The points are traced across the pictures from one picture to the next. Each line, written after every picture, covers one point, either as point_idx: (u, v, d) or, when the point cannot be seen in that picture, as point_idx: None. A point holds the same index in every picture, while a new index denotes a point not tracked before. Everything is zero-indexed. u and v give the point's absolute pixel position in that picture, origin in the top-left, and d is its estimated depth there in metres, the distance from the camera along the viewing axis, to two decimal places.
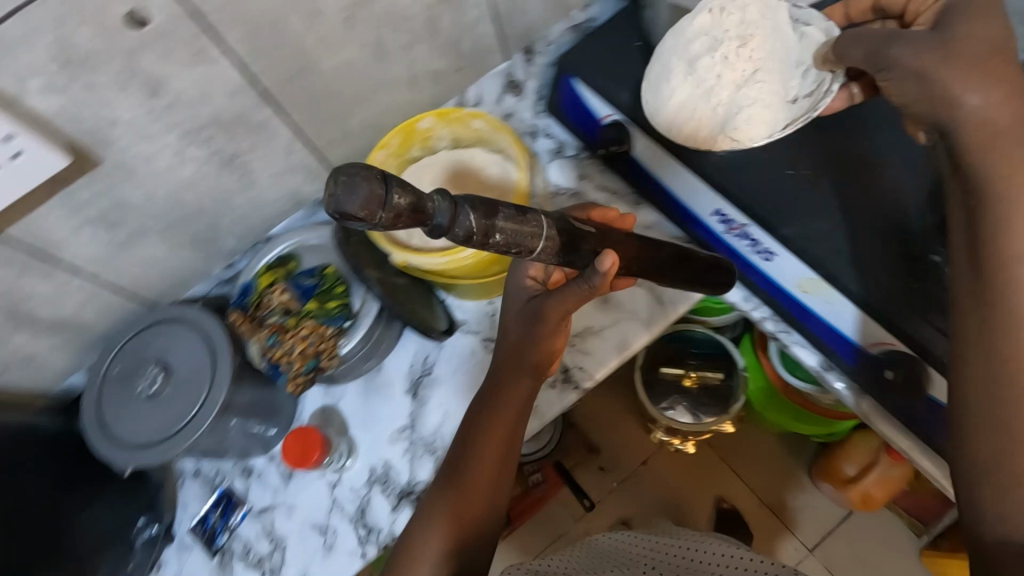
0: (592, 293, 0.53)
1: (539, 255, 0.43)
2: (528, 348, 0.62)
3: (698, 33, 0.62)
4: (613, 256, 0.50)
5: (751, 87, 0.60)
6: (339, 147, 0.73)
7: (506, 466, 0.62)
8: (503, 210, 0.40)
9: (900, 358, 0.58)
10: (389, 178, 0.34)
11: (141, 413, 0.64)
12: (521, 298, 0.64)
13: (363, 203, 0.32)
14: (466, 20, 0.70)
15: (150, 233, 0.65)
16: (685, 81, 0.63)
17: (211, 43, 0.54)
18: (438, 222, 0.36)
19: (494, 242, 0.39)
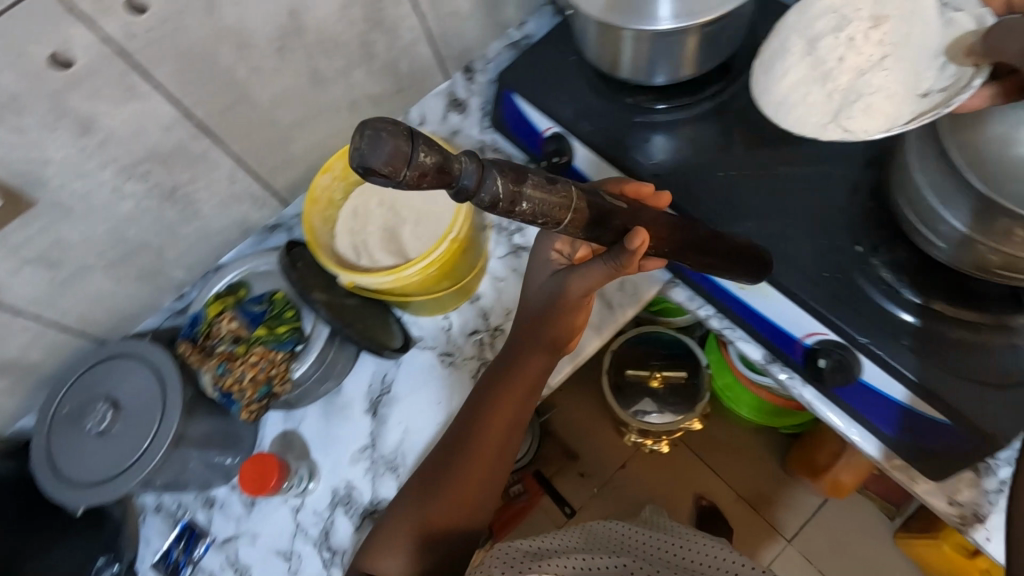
0: (618, 271, 0.53)
1: (564, 228, 0.43)
2: (544, 321, 0.65)
3: (822, 22, 0.55)
4: (644, 235, 0.48)
5: (875, 74, 0.52)
6: (284, 173, 0.74)
7: (507, 450, 0.65)
8: (531, 178, 0.40)
9: (832, 346, 0.60)
10: (417, 136, 0.33)
11: (92, 451, 0.64)
12: (545, 272, 0.67)
13: (388, 159, 0.32)
14: (401, 43, 0.72)
15: (93, 269, 0.65)
16: (803, 61, 0.56)
17: (140, 80, 0.55)
18: (464, 184, 0.36)
19: (520, 210, 0.39)
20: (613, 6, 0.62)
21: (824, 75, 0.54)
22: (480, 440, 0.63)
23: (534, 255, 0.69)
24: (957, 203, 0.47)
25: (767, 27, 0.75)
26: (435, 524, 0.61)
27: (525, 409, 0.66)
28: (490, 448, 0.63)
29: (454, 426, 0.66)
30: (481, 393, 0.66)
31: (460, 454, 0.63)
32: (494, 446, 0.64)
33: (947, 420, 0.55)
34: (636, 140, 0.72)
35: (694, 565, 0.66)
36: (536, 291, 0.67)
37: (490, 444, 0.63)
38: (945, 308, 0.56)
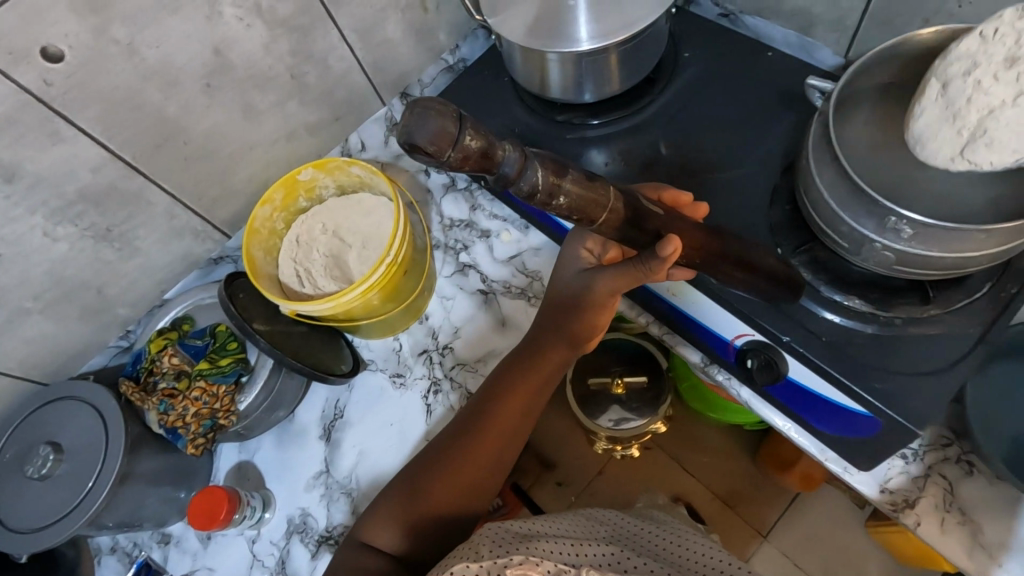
0: (646, 276, 0.52)
1: (597, 227, 0.43)
2: (571, 315, 0.65)
3: (961, 55, 0.44)
4: (677, 243, 0.47)
5: (1007, 114, 0.42)
6: (225, 207, 0.75)
7: (515, 440, 0.67)
8: (570, 173, 0.40)
9: (758, 346, 0.62)
10: (465, 120, 0.34)
11: (35, 495, 0.64)
12: (572, 268, 0.67)
13: (433, 137, 0.33)
14: (334, 74, 0.74)
15: (31, 312, 0.65)
16: (939, 104, 0.46)
17: (64, 124, 0.56)
18: (505, 172, 0.37)
19: (557, 204, 0.40)
20: (534, 31, 0.64)
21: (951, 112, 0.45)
22: (490, 428, 0.65)
23: (564, 252, 0.69)
24: (851, 206, 0.50)
25: (688, 42, 0.77)
26: (437, 505, 0.62)
27: (536, 404, 0.68)
28: (499, 434, 0.65)
29: (466, 411, 0.68)
30: (496, 382, 0.67)
31: (471, 437, 0.64)
32: (503, 434, 0.65)
33: (869, 412, 0.57)
34: (571, 156, 0.74)
35: (691, 563, 0.64)
36: (561, 285, 0.68)
37: (499, 431, 0.65)
38: (862, 304, 0.58)
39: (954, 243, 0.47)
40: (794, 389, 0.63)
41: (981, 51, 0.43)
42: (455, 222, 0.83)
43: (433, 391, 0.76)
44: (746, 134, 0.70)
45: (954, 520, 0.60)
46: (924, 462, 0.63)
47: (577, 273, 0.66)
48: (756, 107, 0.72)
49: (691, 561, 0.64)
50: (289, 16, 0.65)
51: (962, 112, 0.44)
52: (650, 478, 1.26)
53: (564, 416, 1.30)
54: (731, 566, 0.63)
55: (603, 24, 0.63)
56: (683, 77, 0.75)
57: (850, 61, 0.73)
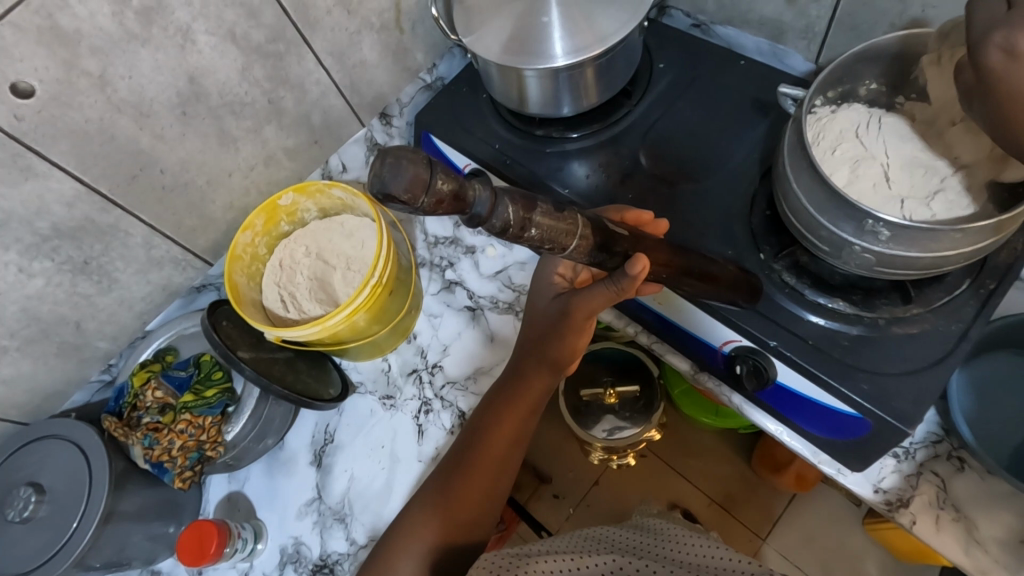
0: (619, 295, 0.53)
1: (570, 253, 0.43)
2: (550, 343, 0.65)
3: (854, 147, 0.54)
4: (645, 262, 0.48)
5: (902, 181, 0.52)
6: (204, 235, 0.74)
7: (509, 464, 0.66)
8: (540, 206, 0.40)
9: (744, 353, 0.63)
10: (435, 164, 0.34)
11: (14, 541, 0.62)
12: (548, 293, 0.68)
13: (408, 185, 0.33)
14: (311, 97, 0.74)
15: (7, 350, 0.64)
16: (869, 172, 0.52)
17: (37, 159, 0.56)
18: (477, 211, 0.36)
19: (528, 236, 0.40)
20: (509, 48, 0.65)
21: (897, 197, 0.51)
22: (481, 458, 0.64)
23: (538, 278, 0.70)
24: (828, 211, 0.51)
25: (662, 53, 0.78)
26: (438, 541, 0.61)
27: (529, 424, 0.68)
28: (492, 462, 0.65)
29: (458, 442, 0.67)
30: (485, 409, 0.67)
31: (466, 469, 0.64)
32: (496, 460, 0.65)
33: (858, 413, 0.57)
34: (552, 170, 0.74)
35: (699, 567, 0.61)
36: (539, 311, 0.68)
37: (493, 458, 0.65)
38: (846, 307, 0.59)
39: (928, 239, 0.47)
40: (784, 393, 0.63)
41: (862, 148, 0.54)
42: (440, 239, 0.83)
43: (424, 411, 0.75)
44: (723, 141, 0.71)
45: (949, 517, 0.61)
46: (916, 461, 0.63)
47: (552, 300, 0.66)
48: (731, 116, 0.73)
49: (696, 555, 0.63)
50: (264, 42, 0.65)
51: (916, 188, 0.51)
52: (647, 486, 1.25)
53: (559, 428, 1.29)
54: (745, 565, 0.59)
55: (578, 39, 0.64)
56: (659, 86, 0.76)
57: (822, 67, 0.74)
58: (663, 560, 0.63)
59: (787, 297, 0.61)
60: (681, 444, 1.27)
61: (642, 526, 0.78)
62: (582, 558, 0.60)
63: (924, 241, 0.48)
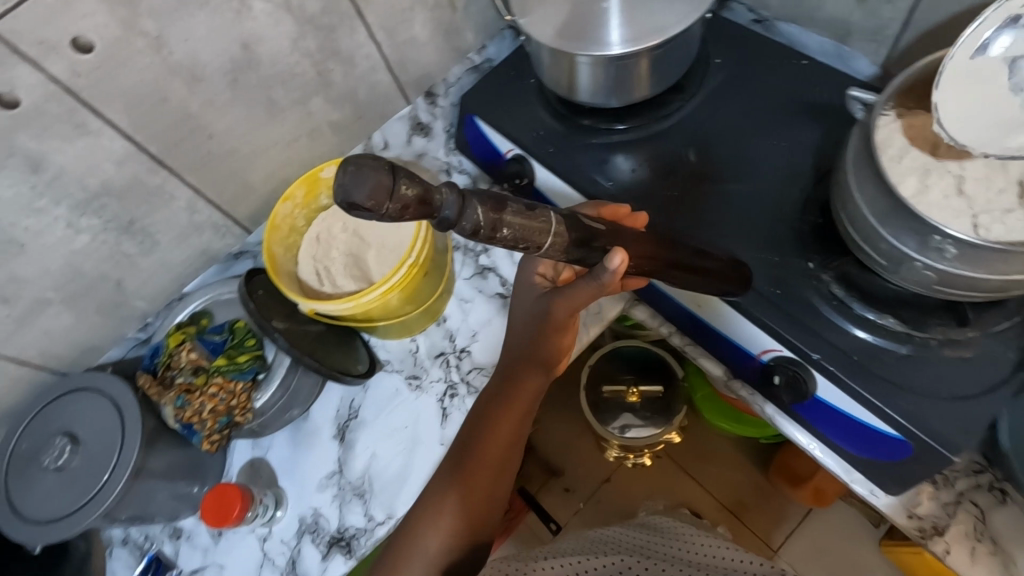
0: (602, 291, 0.51)
1: (546, 252, 0.42)
2: (536, 345, 0.65)
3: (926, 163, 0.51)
4: (624, 256, 0.46)
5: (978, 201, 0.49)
6: (245, 202, 0.74)
7: (507, 464, 0.66)
8: (511, 205, 0.39)
9: (783, 362, 0.61)
10: (399, 169, 0.33)
11: (50, 488, 0.63)
12: (529, 295, 0.67)
13: (371, 193, 0.31)
14: (359, 71, 0.73)
15: (50, 303, 0.65)
16: (941, 189, 0.50)
17: (91, 116, 0.56)
18: (446, 216, 0.35)
19: (501, 237, 0.38)
20: (563, 34, 0.63)
21: (966, 215, 0.49)
22: (479, 459, 0.63)
23: (518, 280, 0.69)
24: (893, 223, 0.48)
25: (718, 48, 0.76)
26: (443, 544, 0.61)
27: (525, 423, 0.67)
28: (492, 462, 0.64)
29: (457, 443, 0.66)
30: (479, 412, 0.66)
31: (464, 473, 0.63)
32: (496, 461, 0.64)
33: (900, 434, 0.56)
34: (595, 161, 0.72)
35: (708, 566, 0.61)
36: (523, 312, 0.67)
37: (492, 458, 0.64)
38: (897, 324, 0.57)
39: (998, 261, 0.45)
40: (822, 408, 0.61)
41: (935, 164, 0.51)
42: None
43: (449, 395, 0.75)
44: (777, 144, 0.69)
45: (985, 549, 0.59)
46: (955, 489, 0.61)
47: (531, 299, 0.65)
48: (788, 117, 0.70)
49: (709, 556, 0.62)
50: (317, 13, 0.64)
51: (990, 205, 0.49)
52: (660, 487, 1.24)
53: (576, 421, 1.29)
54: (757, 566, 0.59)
55: (635, 29, 0.62)
56: (713, 82, 0.74)
57: (888, 72, 0.71)
58: (673, 559, 0.62)
59: (833, 310, 0.59)
60: (699, 449, 1.25)
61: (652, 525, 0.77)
62: (594, 560, 0.60)
63: (993, 262, 0.45)
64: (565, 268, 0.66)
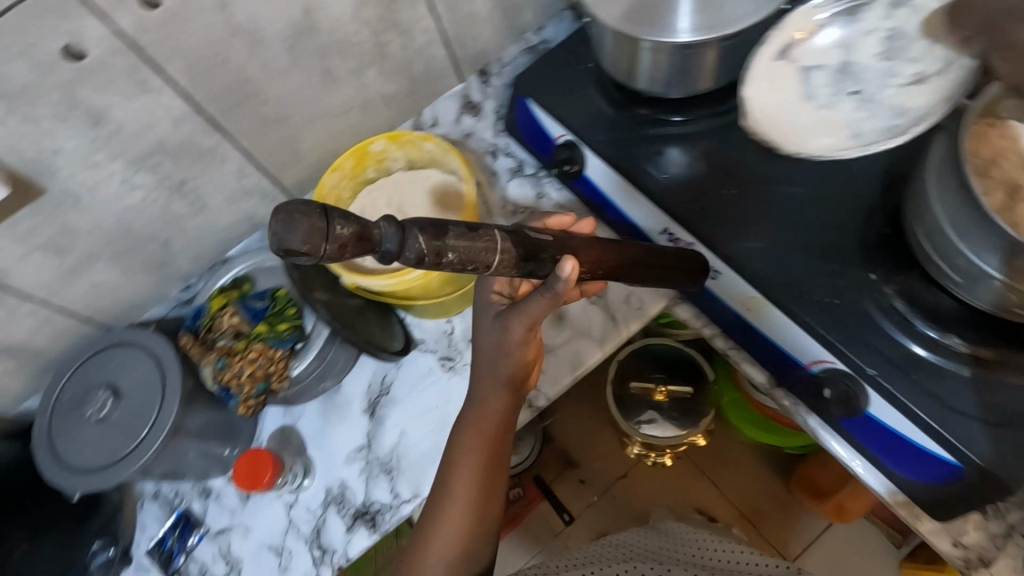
0: (558, 302, 0.49)
1: (496, 271, 0.41)
2: (501, 361, 0.58)
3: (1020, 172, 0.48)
4: (575, 263, 0.45)
5: None
6: (292, 170, 0.74)
7: (490, 488, 0.61)
8: (453, 228, 0.38)
9: (837, 375, 0.59)
10: (331, 210, 0.33)
11: (90, 438, 0.65)
12: (486, 315, 0.60)
13: (304, 239, 0.31)
14: (416, 45, 0.72)
15: (100, 257, 0.66)
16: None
17: (152, 74, 0.55)
18: (387, 248, 0.35)
19: (448, 261, 0.37)
20: (631, 16, 0.61)
21: None
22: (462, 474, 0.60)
23: (473, 302, 0.63)
24: (972, 237, 0.46)
25: None
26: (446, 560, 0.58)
27: (504, 441, 0.62)
28: (476, 471, 0.60)
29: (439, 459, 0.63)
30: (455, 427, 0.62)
31: (441, 499, 0.60)
32: (481, 468, 0.60)
33: (957, 461, 0.54)
34: (649, 153, 0.70)
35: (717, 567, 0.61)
36: (480, 332, 0.60)
37: (475, 469, 0.60)
38: (963, 346, 0.55)
39: None
40: (872, 425, 0.59)
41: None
42: (519, 208, 0.79)
43: None
44: None
45: None
46: (1006, 522, 0.58)
47: (491, 318, 0.59)
48: None
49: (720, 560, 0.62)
50: None
51: None
52: (679, 489, 1.22)
53: (598, 415, 1.28)
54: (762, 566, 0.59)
55: (705, 18, 0.60)
56: None
57: None
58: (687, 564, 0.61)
59: (894, 324, 0.57)
60: (722, 454, 1.23)
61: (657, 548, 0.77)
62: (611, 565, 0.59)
63: None
64: (520, 283, 0.62)
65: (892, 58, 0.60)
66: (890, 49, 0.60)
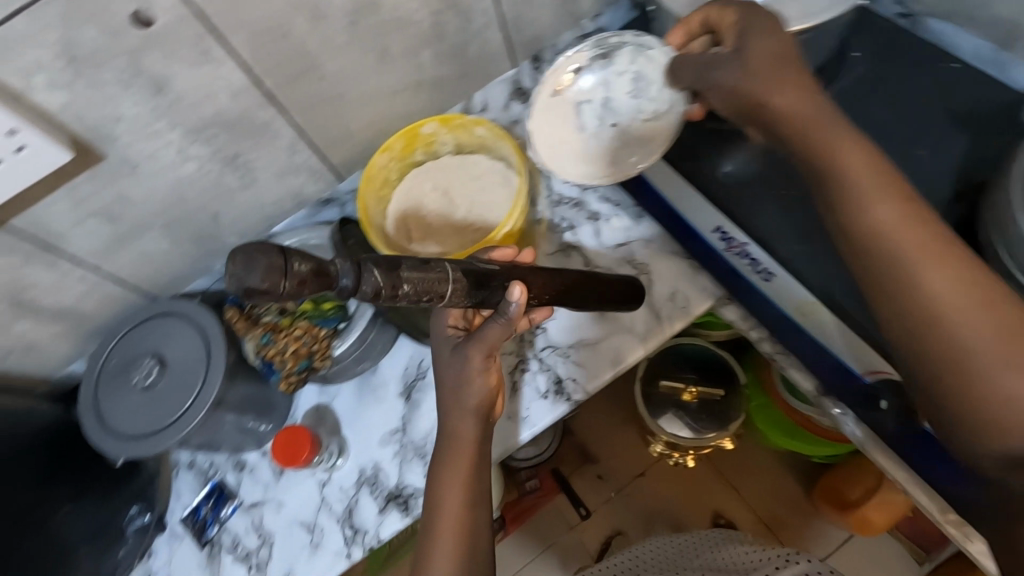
0: (512, 327, 0.54)
1: (449, 300, 0.46)
2: (462, 390, 0.60)
3: None
4: (524, 287, 0.51)
5: None
6: (341, 148, 0.73)
7: (473, 528, 0.59)
8: (406, 263, 0.43)
9: (895, 386, 0.57)
10: (288, 249, 0.36)
11: (136, 405, 0.66)
12: (445, 348, 0.62)
13: (263, 275, 0.34)
14: (473, 27, 0.70)
15: (151, 227, 0.66)
16: None
17: (216, 45, 0.55)
18: (343, 283, 0.39)
19: (403, 292, 0.42)
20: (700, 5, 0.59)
21: None
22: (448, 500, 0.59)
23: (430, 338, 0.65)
24: None
25: (857, 40, 0.70)
26: None
27: (482, 474, 0.61)
28: (459, 491, 0.59)
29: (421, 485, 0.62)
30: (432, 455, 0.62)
31: (426, 563, 0.58)
32: (464, 488, 0.60)
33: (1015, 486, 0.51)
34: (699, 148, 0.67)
35: None
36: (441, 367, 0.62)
37: (458, 491, 0.59)
38: None
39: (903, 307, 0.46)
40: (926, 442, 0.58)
41: None
42: (564, 200, 0.80)
43: (521, 369, 0.74)
44: (909, 150, 0.63)
45: None
46: None
47: (449, 351, 0.61)
48: (925, 122, 0.64)
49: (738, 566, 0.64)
50: None
51: None
52: (702, 491, 1.21)
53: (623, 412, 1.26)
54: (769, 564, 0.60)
55: None
56: (847, 77, 0.68)
57: None
58: None
59: None
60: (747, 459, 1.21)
61: (673, 560, 0.78)
62: None
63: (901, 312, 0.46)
64: (473, 315, 0.65)
65: (639, 96, 0.68)
66: (637, 89, 0.68)
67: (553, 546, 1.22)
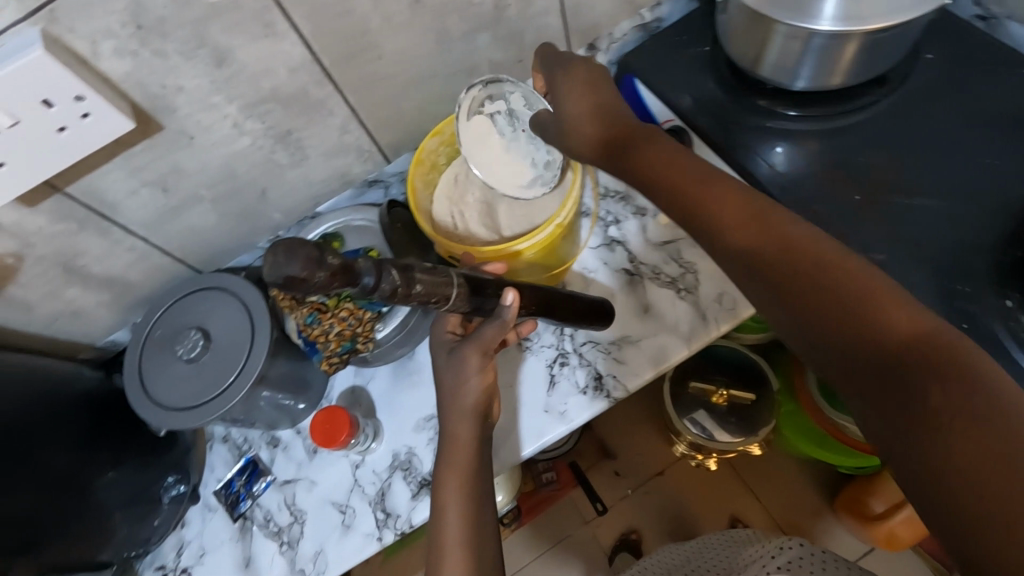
0: (506, 330, 0.57)
1: (452, 304, 0.49)
2: (460, 393, 0.60)
3: None
4: (516, 293, 0.55)
5: None
6: (390, 130, 0.73)
7: (481, 533, 0.56)
8: (416, 266, 0.45)
9: None
10: (321, 244, 0.36)
11: (178, 377, 0.66)
12: (442, 352, 0.63)
13: (303, 265, 0.34)
14: (533, 12, 0.69)
15: (200, 201, 0.66)
16: None
17: (279, 18, 0.54)
18: (366, 281, 0.39)
19: (415, 293, 0.44)
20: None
21: None
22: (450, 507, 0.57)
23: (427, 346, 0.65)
24: None
25: (930, 43, 0.67)
26: None
27: (483, 477, 0.59)
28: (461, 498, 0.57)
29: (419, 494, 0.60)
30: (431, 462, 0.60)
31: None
32: (466, 494, 0.57)
33: None
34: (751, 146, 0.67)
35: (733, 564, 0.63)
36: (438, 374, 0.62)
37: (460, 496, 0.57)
38: None
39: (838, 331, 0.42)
40: None
41: None
42: (611, 192, 0.79)
43: (560, 363, 0.73)
44: (981, 158, 0.61)
45: None
46: None
47: (445, 356, 0.62)
48: (999, 130, 0.62)
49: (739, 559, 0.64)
50: None
51: None
52: (725, 495, 1.19)
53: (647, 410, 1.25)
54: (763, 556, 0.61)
55: (852, 7, 0.54)
56: (919, 80, 0.66)
57: None
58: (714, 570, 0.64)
59: None
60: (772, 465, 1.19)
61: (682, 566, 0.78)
62: None
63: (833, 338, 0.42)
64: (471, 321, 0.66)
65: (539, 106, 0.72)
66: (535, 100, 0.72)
67: (566, 540, 1.21)
